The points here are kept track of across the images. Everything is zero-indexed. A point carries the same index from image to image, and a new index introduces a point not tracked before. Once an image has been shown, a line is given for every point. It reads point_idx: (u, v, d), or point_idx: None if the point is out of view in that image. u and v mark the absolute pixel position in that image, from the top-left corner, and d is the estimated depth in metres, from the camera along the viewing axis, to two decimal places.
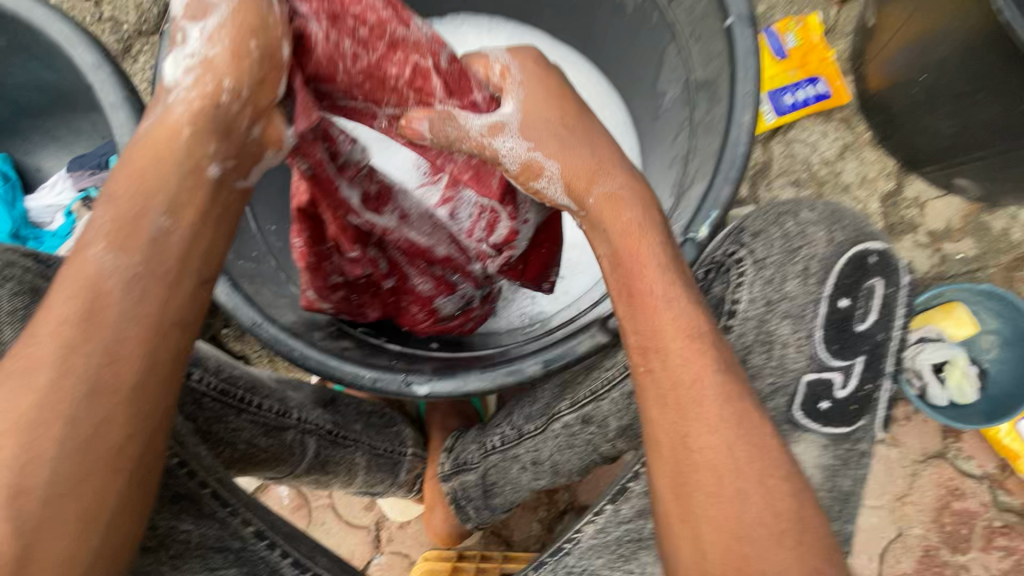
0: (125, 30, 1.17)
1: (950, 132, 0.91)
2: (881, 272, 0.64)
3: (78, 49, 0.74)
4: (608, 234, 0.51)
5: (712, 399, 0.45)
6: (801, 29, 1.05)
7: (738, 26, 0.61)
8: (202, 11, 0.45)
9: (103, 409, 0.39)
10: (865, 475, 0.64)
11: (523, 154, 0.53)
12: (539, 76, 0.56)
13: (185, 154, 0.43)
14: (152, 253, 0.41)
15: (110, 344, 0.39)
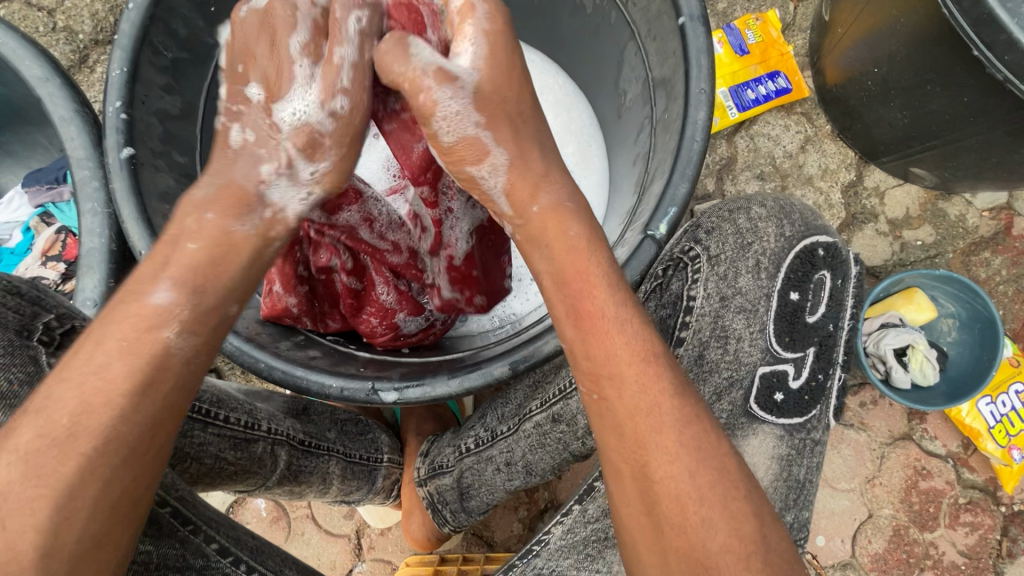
0: (80, 39, 1.14)
1: (903, 122, 0.92)
2: (829, 265, 0.67)
3: (24, 62, 0.72)
4: (550, 251, 0.48)
5: (671, 426, 0.44)
6: (760, 25, 1.07)
7: (690, 25, 0.61)
8: (313, 149, 0.49)
9: (134, 469, 0.39)
10: (818, 463, 0.67)
11: (466, 130, 0.49)
12: (499, 30, 0.51)
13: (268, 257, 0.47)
14: (217, 331, 0.44)
15: (163, 408, 0.40)
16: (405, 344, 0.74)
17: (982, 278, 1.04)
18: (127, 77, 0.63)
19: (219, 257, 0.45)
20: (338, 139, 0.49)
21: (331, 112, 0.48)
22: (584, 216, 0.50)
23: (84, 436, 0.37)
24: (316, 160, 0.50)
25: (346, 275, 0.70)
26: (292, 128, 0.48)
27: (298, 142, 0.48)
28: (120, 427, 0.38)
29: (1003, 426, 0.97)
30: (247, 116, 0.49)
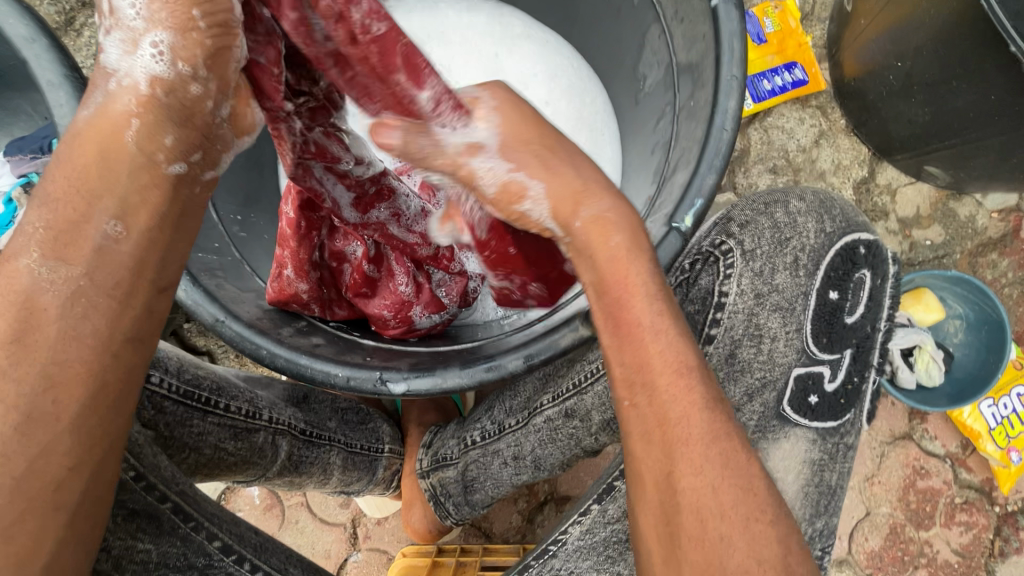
0: (65, 1, 1.08)
1: (923, 119, 0.90)
2: (870, 264, 0.65)
3: (7, 18, 0.66)
4: (595, 263, 0.47)
5: (699, 440, 0.44)
6: (779, 13, 1.04)
7: (724, 7, 0.58)
8: None
9: (36, 440, 0.37)
10: (849, 466, 0.66)
11: (503, 176, 0.47)
12: (512, 101, 0.50)
13: (138, 150, 0.39)
14: (98, 261, 0.38)
15: (48, 366, 0.37)
16: (415, 335, 0.71)
17: (988, 280, 1.04)
18: None
19: (70, 152, 0.39)
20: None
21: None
22: (629, 224, 0.48)
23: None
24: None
25: (365, 265, 0.68)
26: None
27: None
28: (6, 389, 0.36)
29: (1002, 427, 0.97)
30: None
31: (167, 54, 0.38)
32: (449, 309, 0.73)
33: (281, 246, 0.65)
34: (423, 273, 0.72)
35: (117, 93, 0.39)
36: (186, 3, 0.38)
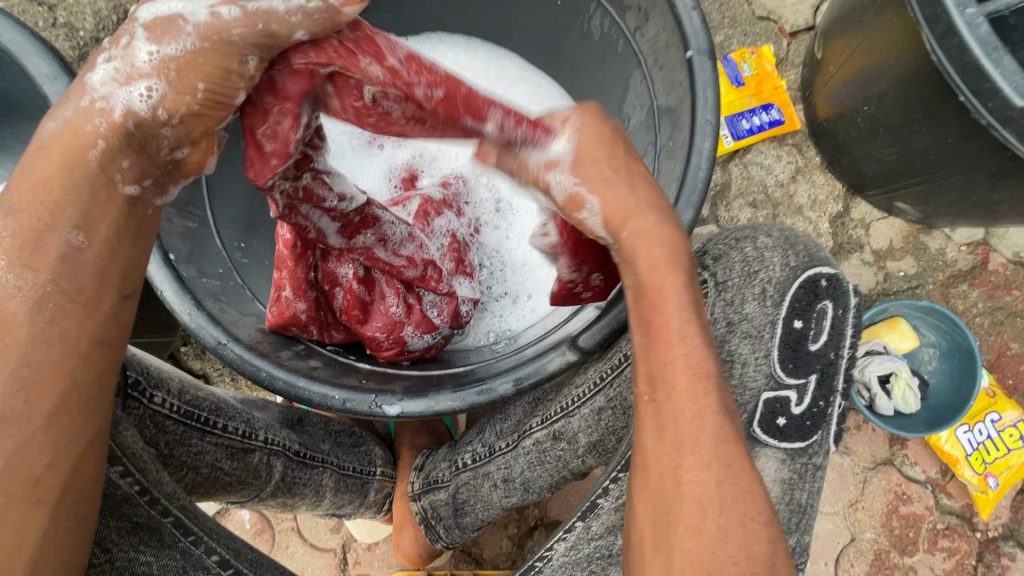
0: (80, 37, 1.15)
1: (891, 158, 0.96)
2: (833, 296, 0.67)
3: (33, 59, 0.72)
4: (636, 269, 0.51)
5: (710, 438, 0.48)
6: (755, 59, 1.12)
7: (697, 58, 0.64)
8: (163, 32, 0.39)
9: (15, 437, 0.41)
10: (820, 487, 0.67)
11: (570, 187, 0.51)
12: (595, 123, 0.53)
13: (96, 169, 0.41)
14: (62, 266, 0.42)
15: (20, 368, 0.41)
16: (408, 357, 0.74)
17: (960, 309, 1.08)
18: None
19: (34, 163, 0.41)
20: (205, 33, 0.38)
21: (214, 13, 0.38)
22: (672, 240, 0.52)
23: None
24: (165, 44, 0.39)
25: (356, 287, 0.72)
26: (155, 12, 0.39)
27: (153, 31, 0.39)
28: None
29: (979, 453, 1.00)
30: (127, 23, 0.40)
31: (156, 100, 0.39)
32: (441, 330, 0.76)
33: (279, 268, 0.68)
34: (414, 294, 0.76)
35: (90, 110, 0.40)
36: (196, 77, 0.39)
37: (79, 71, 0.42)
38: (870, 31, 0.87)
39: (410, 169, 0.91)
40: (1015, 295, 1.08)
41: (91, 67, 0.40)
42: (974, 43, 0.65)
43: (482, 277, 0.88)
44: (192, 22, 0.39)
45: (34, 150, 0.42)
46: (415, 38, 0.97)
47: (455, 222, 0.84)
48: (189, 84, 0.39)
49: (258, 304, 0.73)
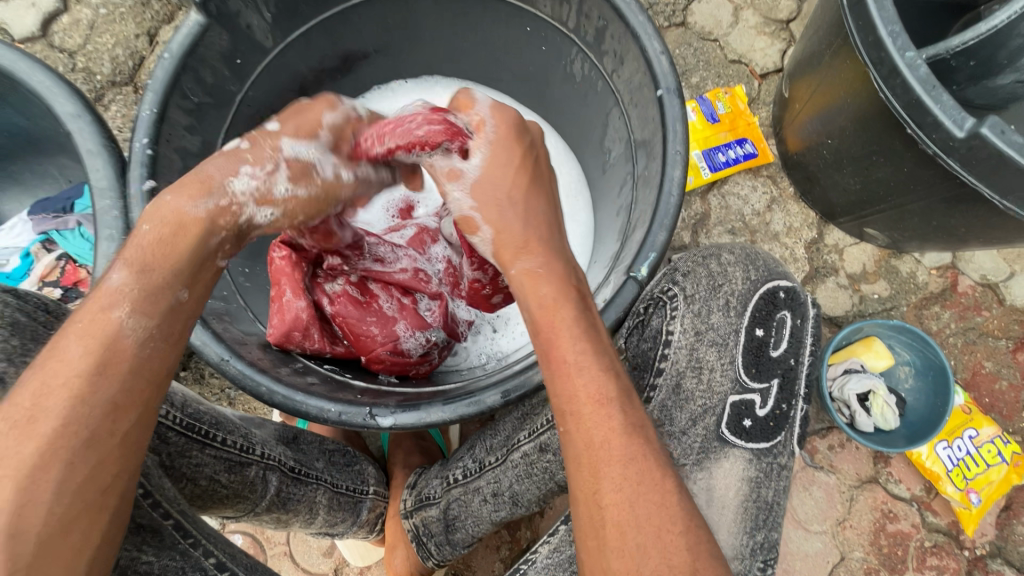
0: (97, 80, 1.24)
1: (856, 188, 1.02)
2: (789, 305, 0.73)
3: (60, 100, 0.79)
4: (526, 307, 0.55)
5: (618, 460, 0.49)
6: (728, 98, 1.20)
7: (667, 96, 0.70)
8: (300, 175, 0.56)
9: (98, 451, 0.44)
10: (785, 486, 0.70)
11: (464, 209, 0.60)
12: (507, 140, 0.60)
13: (205, 249, 0.53)
14: (168, 317, 0.49)
15: (119, 394, 0.45)
16: (394, 368, 0.78)
17: (934, 330, 1.13)
18: (155, 117, 0.70)
19: (166, 235, 0.51)
20: (325, 186, 0.58)
21: (336, 172, 0.58)
22: (560, 277, 0.56)
23: (45, 417, 0.43)
24: (298, 187, 0.56)
25: (352, 291, 0.78)
26: (296, 157, 0.57)
27: (293, 172, 0.56)
28: (80, 408, 0.44)
29: (960, 469, 1.02)
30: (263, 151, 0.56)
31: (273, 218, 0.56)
32: (434, 330, 0.81)
33: (277, 278, 0.74)
34: (410, 297, 0.82)
35: (215, 207, 0.53)
36: (306, 210, 0.58)
37: (207, 167, 0.54)
38: (832, 71, 0.94)
39: (406, 200, 0.97)
40: (985, 316, 1.13)
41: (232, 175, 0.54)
42: (915, 82, 0.72)
43: (476, 301, 0.92)
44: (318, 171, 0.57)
45: (165, 221, 0.51)
46: (414, 80, 1.06)
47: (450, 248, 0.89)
48: (294, 214, 0.58)
49: (259, 325, 0.77)
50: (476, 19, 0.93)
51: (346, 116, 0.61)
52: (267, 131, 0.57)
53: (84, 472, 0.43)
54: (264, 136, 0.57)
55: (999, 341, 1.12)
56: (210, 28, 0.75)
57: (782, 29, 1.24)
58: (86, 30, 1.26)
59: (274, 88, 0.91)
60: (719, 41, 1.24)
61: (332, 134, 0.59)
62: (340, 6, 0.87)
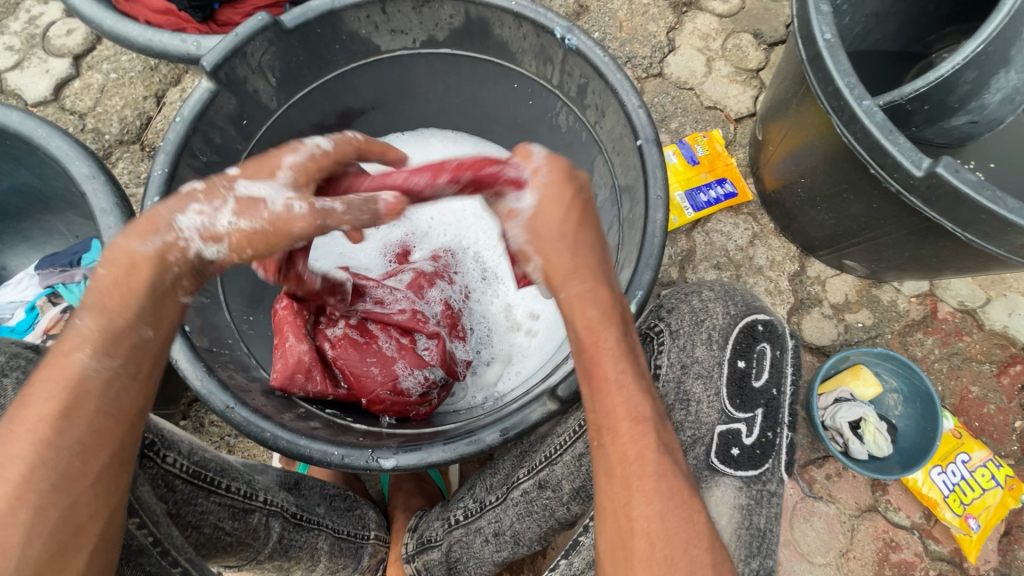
0: (106, 139, 1.30)
1: (831, 223, 1.08)
2: (768, 337, 0.75)
3: (75, 162, 0.84)
4: (574, 326, 0.56)
5: (652, 474, 0.51)
6: (706, 141, 1.27)
7: (646, 146, 0.76)
8: (246, 210, 0.53)
9: (70, 494, 0.45)
10: (775, 513, 0.69)
11: (521, 243, 0.59)
12: (563, 181, 0.59)
13: (161, 285, 0.52)
14: (131, 355, 0.50)
15: (85, 435, 0.46)
16: (393, 406, 0.79)
17: (919, 356, 1.16)
18: (167, 176, 0.75)
19: (124, 275, 0.51)
20: (274, 219, 0.53)
21: (288, 206, 0.53)
22: (607, 302, 0.56)
23: (13, 464, 0.44)
24: (243, 220, 0.53)
25: (351, 333, 0.81)
26: (242, 194, 0.53)
27: (239, 207, 0.53)
28: (45, 452, 0.45)
29: (957, 494, 1.02)
30: (212, 189, 0.54)
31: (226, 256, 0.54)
32: (433, 368, 0.82)
33: (282, 325, 0.78)
34: (409, 337, 0.84)
35: (167, 245, 0.52)
36: (254, 247, 0.53)
37: (159, 208, 0.53)
38: (799, 117, 1.01)
39: (403, 245, 1.01)
40: (967, 341, 1.17)
41: (180, 214, 0.52)
42: (873, 127, 0.78)
43: (474, 342, 0.95)
44: (269, 206, 0.53)
45: (121, 262, 0.51)
46: (409, 132, 1.12)
47: (447, 290, 0.93)
48: (242, 249, 0.53)
49: (261, 371, 0.79)
50: (466, 76, 0.99)
51: (311, 155, 0.58)
52: (225, 173, 0.55)
53: (57, 514, 0.45)
54: (215, 174, 0.55)
55: (983, 365, 1.16)
56: (219, 93, 0.81)
57: (753, 77, 1.33)
58: (97, 93, 1.33)
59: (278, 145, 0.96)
60: (695, 89, 1.33)
61: (295, 173, 0.56)
62: (340, 69, 0.93)
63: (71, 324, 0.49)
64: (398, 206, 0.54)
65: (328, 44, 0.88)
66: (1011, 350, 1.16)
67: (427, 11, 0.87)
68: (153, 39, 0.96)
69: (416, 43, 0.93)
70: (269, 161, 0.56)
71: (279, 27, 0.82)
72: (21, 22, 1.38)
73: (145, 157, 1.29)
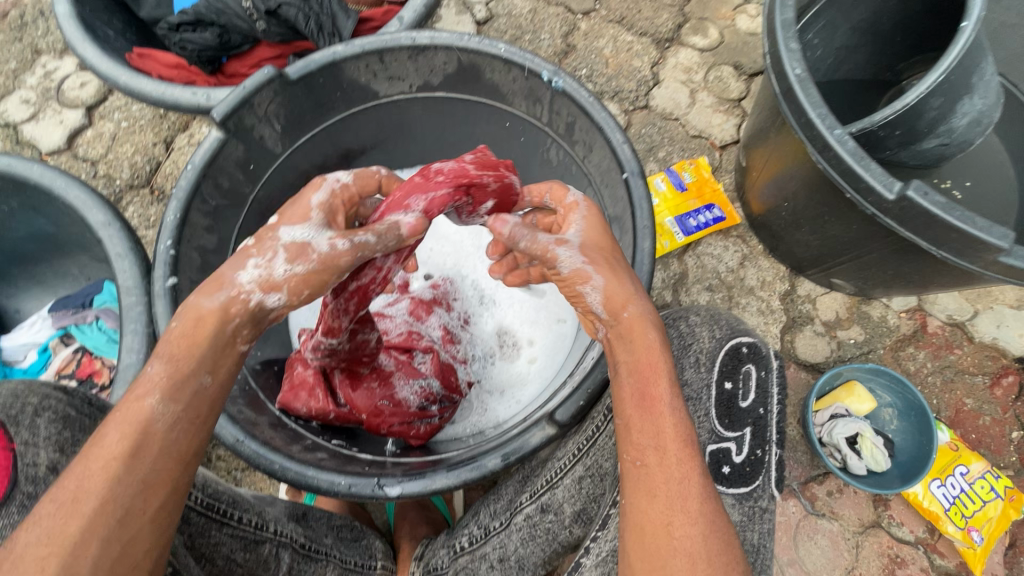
0: (117, 184, 1.35)
1: (816, 243, 1.12)
2: (753, 359, 0.77)
3: (92, 210, 0.88)
4: (633, 345, 0.61)
5: (696, 496, 0.53)
6: (693, 168, 1.32)
7: (633, 178, 0.80)
8: (297, 255, 0.60)
9: (130, 529, 0.48)
10: (769, 528, 0.71)
11: (577, 264, 0.64)
12: (597, 219, 0.71)
13: (222, 336, 0.57)
14: (194, 401, 0.54)
15: (149, 473, 0.50)
16: (396, 419, 0.86)
17: (912, 370, 1.18)
18: (179, 222, 0.79)
19: (192, 328, 0.56)
20: (322, 259, 0.60)
21: (332, 245, 0.61)
22: (660, 326, 0.62)
23: (87, 498, 0.47)
24: (297, 265, 0.60)
25: None
26: (289, 241, 0.61)
27: (289, 253, 0.60)
28: (115, 488, 0.48)
29: (958, 507, 1.03)
30: (263, 246, 0.61)
31: (285, 301, 0.61)
32: (428, 379, 0.89)
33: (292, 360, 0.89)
34: (407, 353, 0.92)
35: (230, 299, 0.58)
36: (308, 287, 0.61)
37: (224, 269, 0.60)
38: (779, 145, 1.05)
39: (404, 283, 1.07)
40: (958, 354, 1.19)
41: (240, 271, 0.59)
42: (846, 154, 0.82)
43: (475, 368, 0.99)
44: (316, 248, 0.61)
45: (189, 317, 0.57)
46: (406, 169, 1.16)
47: (445, 316, 1.00)
48: (298, 291, 0.61)
49: (270, 404, 0.82)
50: (461, 117, 1.05)
51: (333, 190, 0.70)
52: (268, 225, 0.63)
53: (117, 549, 0.47)
54: (259, 232, 0.63)
55: (976, 377, 1.18)
56: (228, 141, 0.86)
57: (735, 106, 1.40)
58: (109, 141, 1.39)
59: (283, 187, 1.00)
60: (680, 120, 1.39)
61: (324, 211, 0.66)
62: (341, 114, 0.99)
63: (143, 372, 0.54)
64: (417, 225, 0.66)
65: (329, 92, 0.94)
66: (1002, 361, 1.18)
67: (422, 59, 0.93)
68: (165, 93, 1.02)
69: (412, 88, 0.98)
70: (305, 205, 0.66)
71: (284, 79, 0.87)
72: (37, 77, 1.45)
73: (154, 201, 1.34)
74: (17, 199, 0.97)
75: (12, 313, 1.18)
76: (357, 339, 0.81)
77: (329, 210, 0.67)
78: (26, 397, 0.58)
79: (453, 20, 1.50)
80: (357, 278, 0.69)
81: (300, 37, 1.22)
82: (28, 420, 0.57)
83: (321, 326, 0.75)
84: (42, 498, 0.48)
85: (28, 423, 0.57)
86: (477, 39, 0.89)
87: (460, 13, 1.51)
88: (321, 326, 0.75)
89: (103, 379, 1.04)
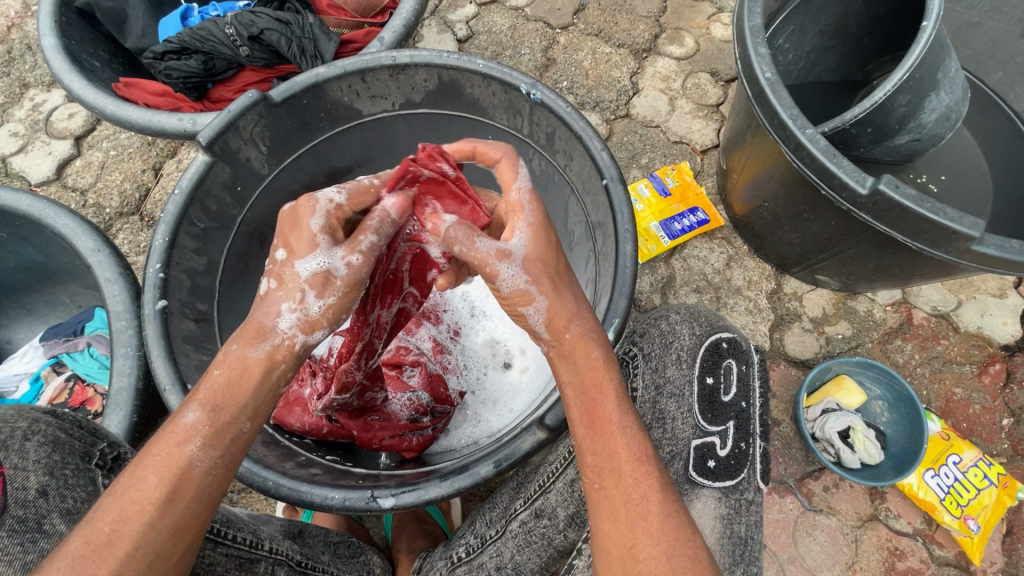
0: (107, 212, 1.36)
1: (799, 242, 1.13)
2: (733, 353, 0.78)
3: (81, 237, 0.89)
4: (576, 367, 0.61)
5: (656, 515, 0.54)
6: (676, 173, 1.34)
7: (612, 184, 0.81)
8: (320, 287, 0.61)
9: (158, 571, 0.50)
10: (756, 519, 0.72)
11: (519, 284, 0.62)
12: (544, 222, 0.67)
13: (268, 385, 0.58)
14: (233, 448, 0.55)
15: (182, 519, 0.51)
16: (385, 436, 0.86)
17: (901, 362, 1.19)
18: (167, 245, 0.80)
19: (234, 374, 0.57)
20: (348, 281, 0.63)
21: (348, 263, 0.62)
22: (605, 345, 0.63)
23: (121, 541, 0.48)
24: (327, 296, 0.62)
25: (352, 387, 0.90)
26: (309, 272, 0.61)
27: (314, 284, 0.61)
28: (148, 533, 0.49)
29: (954, 496, 1.04)
30: (289, 284, 0.61)
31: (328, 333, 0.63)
32: (417, 392, 0.90)
33: (302, 366, 0.91)
34: (396, 369, 0.92)
35: (275, 347, 0.59)
36: (340, 312, 0.64)
37: (255, 314, 0.60)
38: (755, 146, 1.08)
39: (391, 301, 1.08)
40: (945, 344, 1.21)
41: (278, 317, 0.60)
42: (818, 153, 0.84)
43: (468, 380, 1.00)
44: (337, 273, 0.62)
45: (232, 364, 0.57)
46: None
47: (435, 330, 1.01)
48: (336, 317, 0.63)
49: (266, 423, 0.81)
50: (445, 132, 1.07)
51: (327, 211, 0.64)
52: (281, 261, 0.62)
53: None
54: (273, 269, 0.62)
55: (963, 366, 1.19)
56: (214, 164, 0.87)
57: (713, 111, 1.43)
58: (97, 170, 1.40)
59: (271, 208, 1.01)
60: (660, 126, 1.42)
61: (328, 233, 0.63)
62: (326, 134, 1.01)
63: (185, 415, 0.54)
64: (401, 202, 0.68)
65: (313, 112, 0.96)
66: (988, 350, 1.20)
67: (403, 77, 0.95)
68: (151, 120, 1.03)
69: (395, 105, 1.01)
70: (306, 232, 0.62)
71: (268, 101, 0.89)
72: (25, 110, 1.47)
73: (144, 227, 1.35)
74: (6, 230, 0.98)
75: (4, 343, 1.18)
76: (366, 397, 0.86)
77: (330, 227, 0.64)
78: (15, 421, 0.59)
79: (434, 38, 1.54)
80: (360, 338, 0.79)
81: (284, 60, 1.25)
82: (18, 444, 0.57)
83: (333, 388, 0.79)
84: (76, 536, 0.49)
85: (17, 447, 0.56)
86: (456, 56, 0.91)
87: (442, 32, 1.55)
88: (333, 387, 0.79)
89: (97, 407, 1.03)
